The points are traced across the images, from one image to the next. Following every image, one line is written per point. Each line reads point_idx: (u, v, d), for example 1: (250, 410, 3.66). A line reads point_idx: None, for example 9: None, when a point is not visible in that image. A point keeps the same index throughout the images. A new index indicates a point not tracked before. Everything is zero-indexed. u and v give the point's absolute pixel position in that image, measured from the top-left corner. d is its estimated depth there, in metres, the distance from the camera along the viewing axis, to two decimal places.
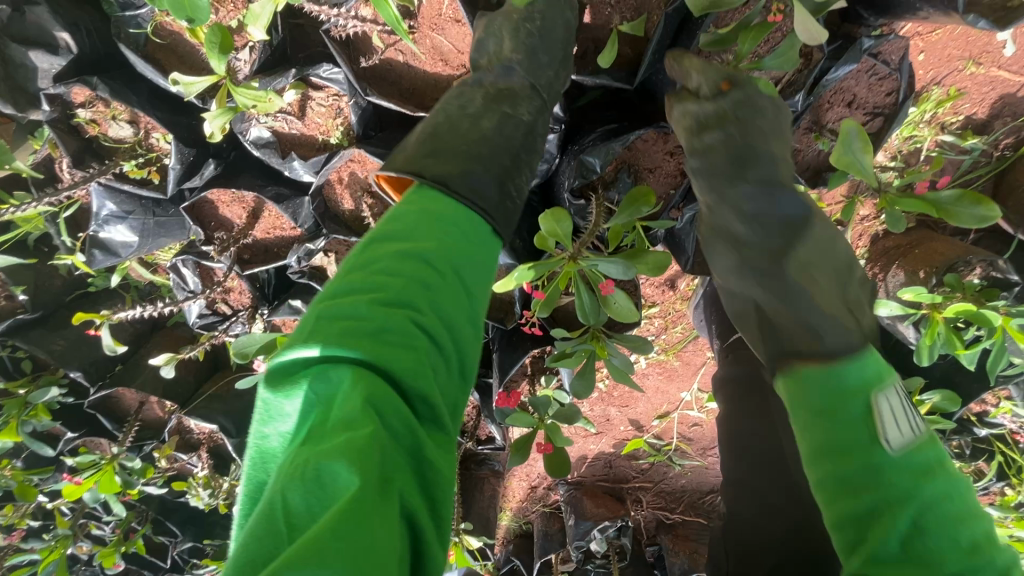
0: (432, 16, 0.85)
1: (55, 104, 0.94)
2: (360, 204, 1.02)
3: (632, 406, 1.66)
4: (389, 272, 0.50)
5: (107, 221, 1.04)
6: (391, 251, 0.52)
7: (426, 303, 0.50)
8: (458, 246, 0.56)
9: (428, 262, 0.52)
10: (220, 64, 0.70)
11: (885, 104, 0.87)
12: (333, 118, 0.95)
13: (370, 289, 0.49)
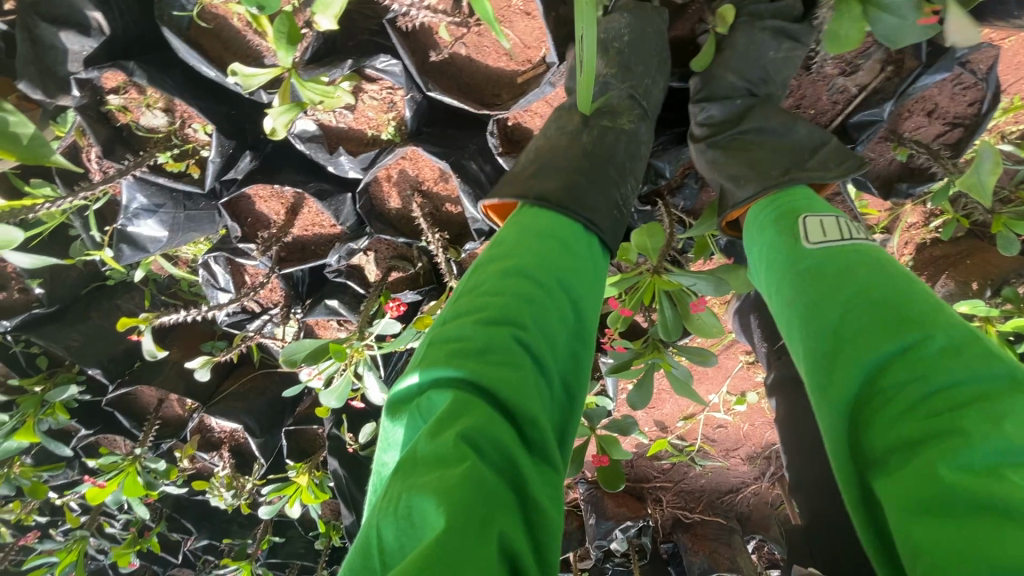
0: (501, 7, 0.80)
1: (85, 89, 0.87)
2: (409, 203, 0.97)
3: (657, 407, 1.64)
4: (490, 288, 0.49)
5: (136, 215, 0.98)
6: (500, 271, 0.50)
7: (528, 319, 0.47)
8: (554, 258, 0.52)
9: (530, 276, 0.50)
10: (287, 56, 0.66)
11: (968, 114, 0.84)
12: (385, 112, 0.90)
13: (476, 308, 0.47)
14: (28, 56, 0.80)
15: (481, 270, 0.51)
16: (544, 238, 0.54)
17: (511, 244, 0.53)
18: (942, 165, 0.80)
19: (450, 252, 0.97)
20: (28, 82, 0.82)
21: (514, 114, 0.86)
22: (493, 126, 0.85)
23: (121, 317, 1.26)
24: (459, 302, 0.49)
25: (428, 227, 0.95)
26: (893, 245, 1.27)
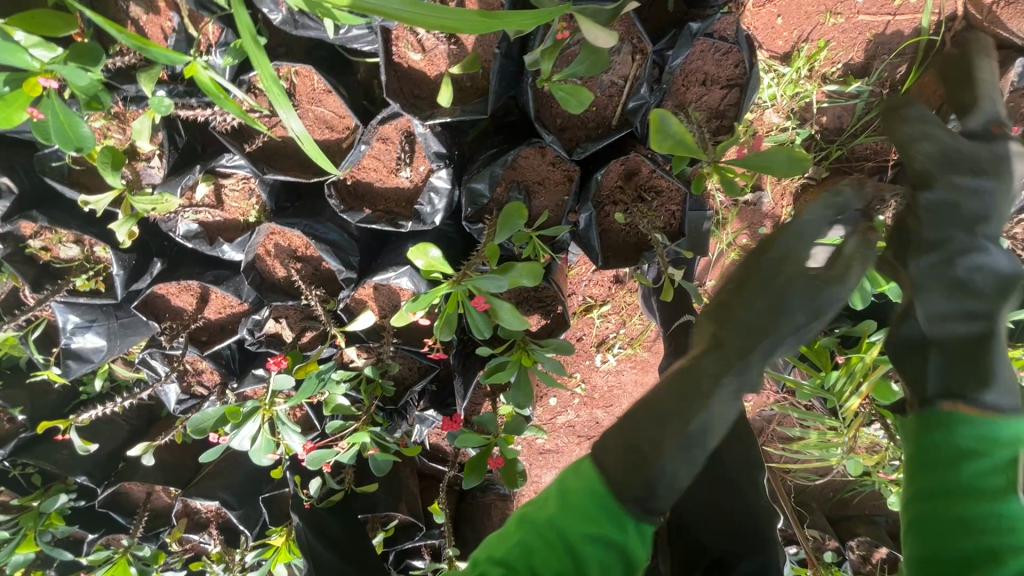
0: (306, 92, 0.94)
1: (8, 240, 1.06)
2: (289, 269, 1.09)
3: (616, 404, 1.67)
4: (517, 556, 0.57)
5: (75, 332, 1.14)
6: (527, 528, 0.59)
7: (589, 545, 0.58)
8: (640, 480, 0.61)
9: (606, 506, 0.59)
10: (115, 179, 0.79)
11: (737, 74, 0.92)
12: (247, 199, 1.04)
13: (542, 558, 0.57)
14: None
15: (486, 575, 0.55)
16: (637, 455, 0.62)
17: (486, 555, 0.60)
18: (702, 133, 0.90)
19: (330, 304, 1.09)
20: None
21: (347, 174, 0.99)
22: (330, 189, 0.98)
23: (42, 423, 1.33)
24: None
25: (306, 286, 1.07)
26: (772, 200, 1.32)
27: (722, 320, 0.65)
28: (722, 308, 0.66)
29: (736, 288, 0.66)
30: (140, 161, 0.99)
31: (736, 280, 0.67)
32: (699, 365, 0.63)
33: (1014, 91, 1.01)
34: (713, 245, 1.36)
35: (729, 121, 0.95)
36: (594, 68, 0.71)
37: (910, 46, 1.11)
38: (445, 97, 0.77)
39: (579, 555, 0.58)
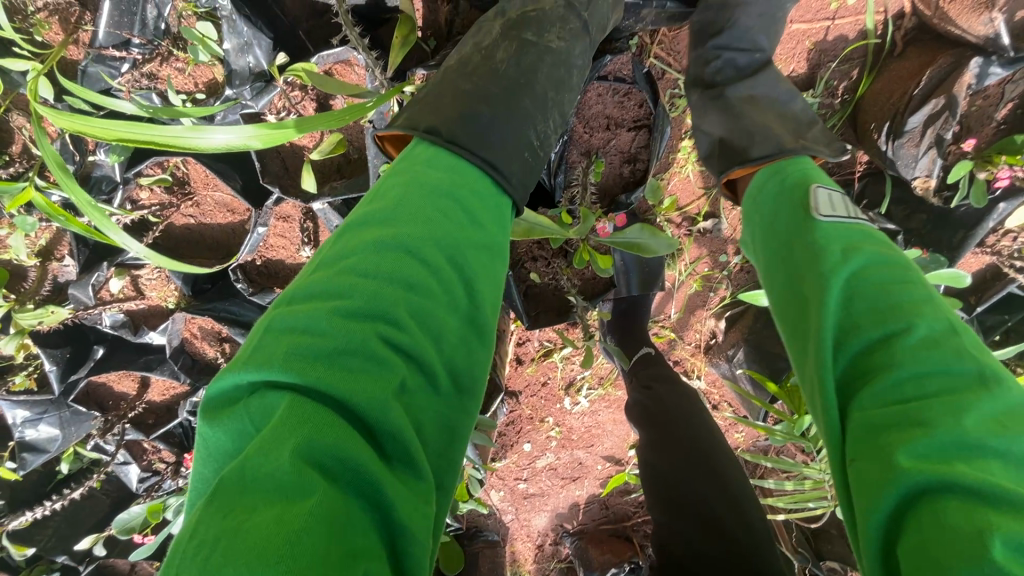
0: (197, 179, 0.91)
1: None
2: (215, 351, 1.09)
3: (598, 444, 1.56)
4: (316, 332, 0.41)
5: (26, 425, 1.11)
6: (335, 307, 0.43)
7: (413, 308, 0.45)
8: (477, 226, 0.52)
9: (421, 255, 0.47)
10: None
11: (643, 114, 0.85)
12: (165, 286, 1.03)
13: (363, 358, 0.41)
14: None
15: (246, 521, 0.33)
16: (456, 167, 0.55)
17: (254, 422, 0.39)
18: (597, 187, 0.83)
19: None
20: None
21: (253, 256, 0.96)
22: (236, 273, 0.94)
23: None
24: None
25: None
26: (729, 226, 1.20)
27: (468, 122, 0.60)
28: (463, 106, 0.61)
29: (494, 108, 0.63)
30: (54, 261, 0.98)
31: (471, 88, 0.65)
32: (461, 124, 0.59)
33: (977, 95, 0.89)
34: (671, 277, 1.26)
35: (642, 164, 0.87)
36: None
37: (856, 50, 1.00)
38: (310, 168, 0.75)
39: (402, 329, 0.44)
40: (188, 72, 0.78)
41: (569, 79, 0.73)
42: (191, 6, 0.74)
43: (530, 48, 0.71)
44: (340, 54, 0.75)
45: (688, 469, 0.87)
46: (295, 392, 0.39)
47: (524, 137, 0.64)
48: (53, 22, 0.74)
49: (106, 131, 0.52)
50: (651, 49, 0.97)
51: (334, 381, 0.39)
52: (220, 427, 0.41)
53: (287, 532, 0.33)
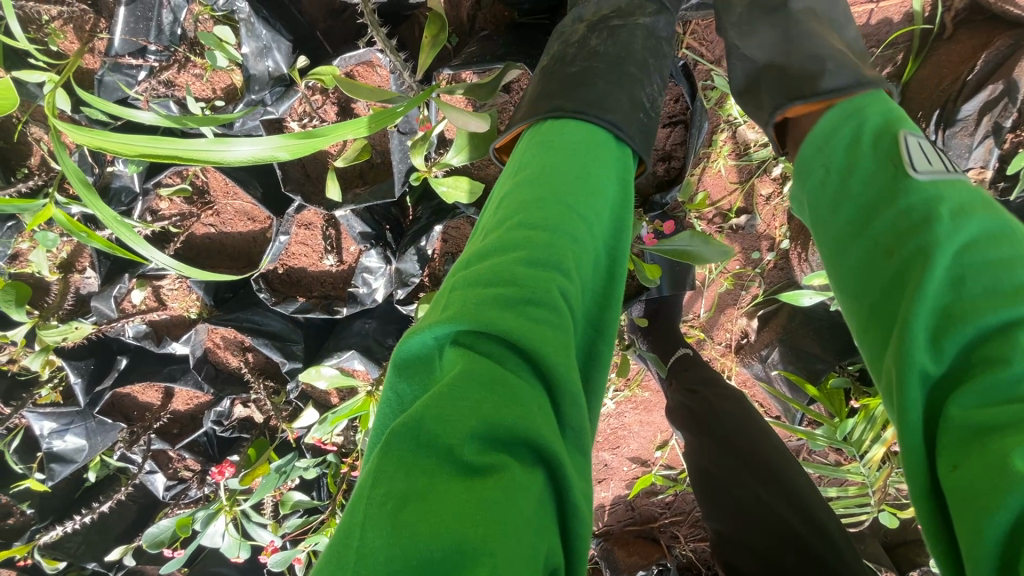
0: (216, 188, 0.89)
1: None
2: (240, 359, 1.07)
3: (623, 445, 1.53)
4: (494, 284, 0.39)
5: (53, 437, 1.11)
6: (511, 259, 0.41)
7: (572, 262, 0.43)
8: (613, 194, 0.50)
9: (572, 210, 0.46)
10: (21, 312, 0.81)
11: (679, 109, 0.81)
12: (187, 296, 1.02)
13: (541, 310, 0.39)
14: None
15: (439, 474, 0.32)
16: (594, 140, 0.52)
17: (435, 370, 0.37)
18: None
19: (278, 395, 1.06)
20: None
21: (275, 265, 0.93)
22: (258, 283, 0.92)
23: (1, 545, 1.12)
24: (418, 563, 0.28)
25: (253, 377, 1.06)
26: (763, 222, 1.15)
27: (590, 102, 0.56)
28: (585, 82, 0.59)
29: (605, 81, 0.59)
30: (76, 273, 0.97)
31: (581, 70, 0.61)
32: (584, 100, 0.56)
33: None
34: (700, 275, 1.22)
35: (677, 161, 0.84)
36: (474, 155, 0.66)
37: (902, 35, 0.94)
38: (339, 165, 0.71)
39: (569, 281, 0.42)
40: (207, 77, 0.76)
41: (661, 49, 0.69)
42: (208, 10, 0.71)
43: (622, 31, 0.67)
44: (363, 55, 0.72)
45: (738, 469, 0.85)
46: (471, 343, 0.37)
47: (635, 99, 0.59)
48: (69, 31, 0.72)
49: (125, 148, 0.49)
50: (684, 40, 0.94)
51: (516, 332, 0.37)
52: (400, 379, 0.39)
53: (484, 490, 0.31)
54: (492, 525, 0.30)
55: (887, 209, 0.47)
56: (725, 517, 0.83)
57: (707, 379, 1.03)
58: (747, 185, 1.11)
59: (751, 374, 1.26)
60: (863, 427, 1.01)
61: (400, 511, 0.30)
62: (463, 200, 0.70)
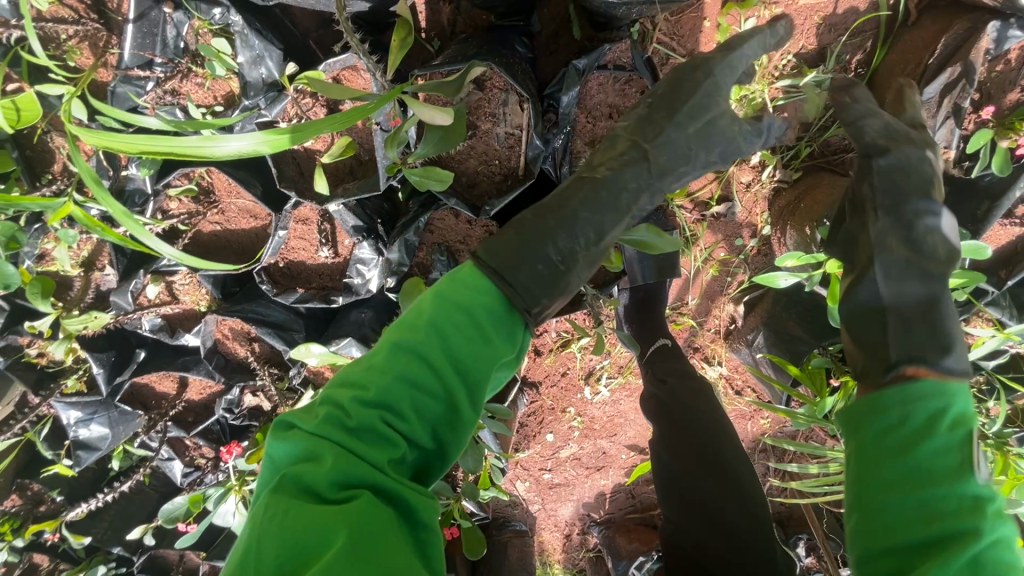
0: (220, 189, 0.96)
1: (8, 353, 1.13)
2: (247, 350, 1.14)
3: (621, 433, 1.56)
4: (347, 409, 0.50)
5: (79, 425, 1.20)
6: (353, 392, 0.51)
7: (411, 405, 0.52)
8: (487, 350, 0.56)
9: (426, 360, 0.53)
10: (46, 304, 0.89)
11: (645, 101, 0.86)
12: (197, 290, 1.09)
13: (371, 440, 0.50)
14: None
15: (300, 515, 0.44)
16: (484, 288, 0.58)
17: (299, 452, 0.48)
18: None
19: (282, 381, 1.14)
20: None
21: (276, 258, 1.00)
22: (259, 275, 0.99)
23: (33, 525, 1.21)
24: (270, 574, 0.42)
25: (259, 366, 1.13)
26: (743, 209, 1.18)
27: (515, 252, 0.60)
28: (542, 237, 0.61)
29: (537, 238, 0.61)
30: (96, 271, 1.05)
31: (532, 209, 0.64)
32: (515, 267, 0.59)
33: (997, 60, 0.85)
34: (686, 264, 1.25)
35: None
36: (443, 147, 0.72)
37: (868, 23, 0.98)
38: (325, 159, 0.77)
39: (404, 420, 0.52)
40: (208, 86, 0.83)
41: (615, 204, 0.66)
42: (207, 23, 0.78)
43: (602, 187, 0.66)
44: (346, 60, 0.78)
45: (701, 465, 0.91)
46: (327, 441, 0.48)
47: (553, 259, 0.61)
48: (85, 47, 0.80)
49: (124, 144, 0.56)
50: (653, 35, 0.98)
51: (354, 445, 0.48)
52: (277, 446, 0.49)
53: (337, 539, 0.43)
54: (355, 550, 0.43)
55: (896, 399, 0.59)
56: (677, 499, 0.90)
57: (683, 373, 1.09)
58: (727, 174, 1.14)
59: (740, 359, 1.29)
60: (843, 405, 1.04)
61: (264, 544, 0.43)
62: (437, 189, 0.75)
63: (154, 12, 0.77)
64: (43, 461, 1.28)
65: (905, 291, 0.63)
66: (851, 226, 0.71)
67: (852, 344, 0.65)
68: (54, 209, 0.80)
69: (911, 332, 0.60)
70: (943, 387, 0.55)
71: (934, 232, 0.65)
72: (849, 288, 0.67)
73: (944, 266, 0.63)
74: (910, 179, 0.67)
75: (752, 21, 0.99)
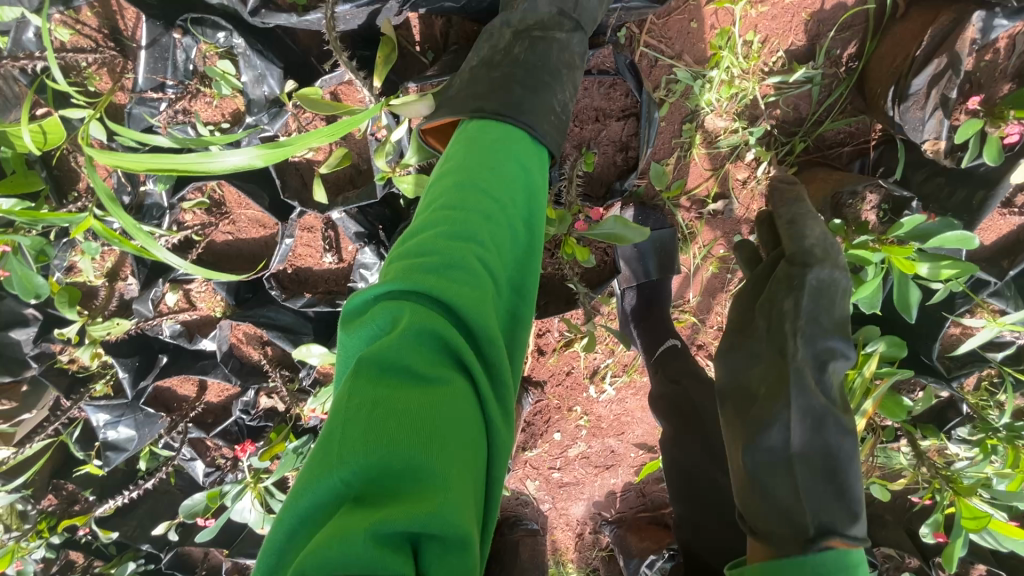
0: (232, 201, 1.02)
1: (42, 359, 1.21)
2: (261, 353, 1.20)
3: (628, 431, 1.56)
4: (424, 256, 0.49)
5: (108, 427, 1.27)
6: (431, 237, 0.51)
7: (488, 239, 0.52)
8: (527, 175, 0.61)
9: (488, 196, 0.55)
10: (72, 311, 0.95)
11: (630, 103, 0.88)
12: (213, 297, 1.15)
13: (458, 274, 0.48)
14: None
15: (399, 393, 0.42)
16: (507, 133, 0.63)
17: (378, 325, 0.47)
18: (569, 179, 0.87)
19: (293, 383, 1.19)
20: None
21: (284, 266, 1.05)
22: (269, 281, 1.04)
23: (66, 521, 1.28)
24: (383, 463, 0.39)
25: (271, 368, 1.18)
26: (740, 206, 1.18)
27: (506, 97, 0.67)
28: (529, 107, 0.67)
29: (529, 89, 0.69)
30: (120, 281, 1.12)
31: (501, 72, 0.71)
32: (508, 105, 0.66)
33: (986, 49, 0.86)
34: (685, 262, 1.26)
35: (634, 151, 0.91)
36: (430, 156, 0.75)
37: (855, 18, 0.99)
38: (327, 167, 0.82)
39: (486, 253, 0.51)
40: (215, 104, 0.88)
41: (572, 60, 0.77)
42: (212, 46, 0.83)
43: (543, 42, 0.75)
44: (338, 76, 0.83)
45: (702, 458, 0.97)
46: (410, 300, 0.46)
47: (550, 104, 0.70)
48: (103, 73, 0.86)
49: (134, 163, 0.60)
50: (640, 38, 1.01)
51: (442, 290, 0.47)
52: (354, 331, 0.48)
53: (429, 404, 0.42)
54: (437, 454, 0.40)
55: (793, 483, 0.70)
56: (688, 501, 0.95)
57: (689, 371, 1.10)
58: (722, 171, 1.15)
59: None
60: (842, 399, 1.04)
61: (354, 427, 0.40)
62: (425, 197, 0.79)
63: (165, 38, 0.82)
64: (76, 462, 1.35)
65: (811, 442, 0.73)
66: (761, 346, 0.81)
67: (759, 495, 0.72)
68: (77, 225, 0.86)
69: (816, 487, 0.70)
70: (847, 564, 0.64)
71: (837, 372, 0.78)
72: (754, 436, 0.74)
73: (842, 409, 0.77)
74: (835, 292, 0.80)
75: (739, 21, 1.00)
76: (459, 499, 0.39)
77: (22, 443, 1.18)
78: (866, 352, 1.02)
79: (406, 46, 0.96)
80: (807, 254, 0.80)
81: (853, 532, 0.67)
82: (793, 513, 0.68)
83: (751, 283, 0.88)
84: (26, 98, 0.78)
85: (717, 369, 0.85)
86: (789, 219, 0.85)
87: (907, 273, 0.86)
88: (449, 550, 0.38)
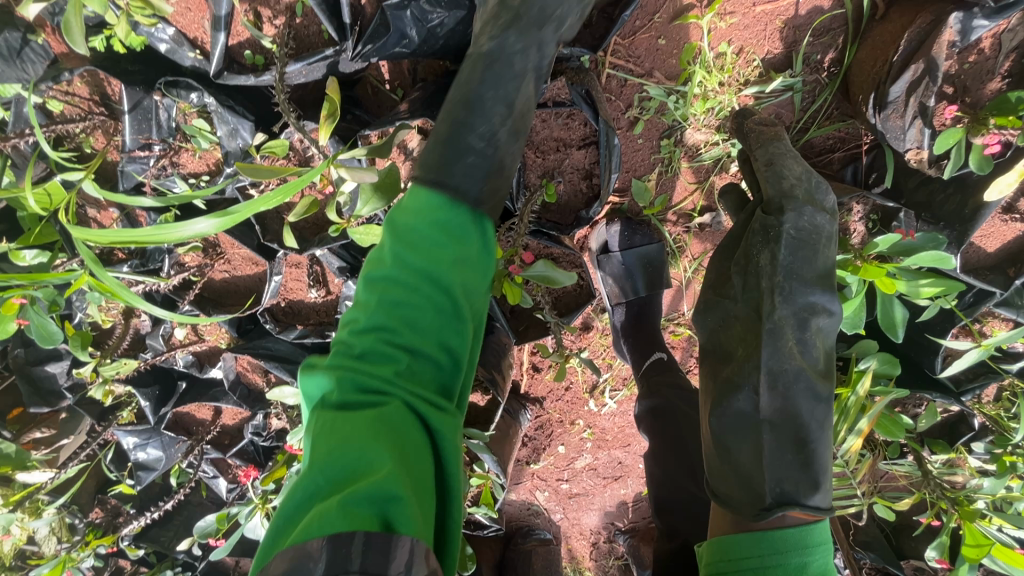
0: (228, 242, 1.08)
1: (75, 390, 1.30)
2: (266, 378, 1.27)
3: (634, 442, 1.54)
4: (358, 319, 0.59)
5: (138, 448, 1.37)
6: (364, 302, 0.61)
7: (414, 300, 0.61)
8: (454, 250, 0.61)
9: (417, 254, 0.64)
10: (84, 353, 1.05)
11: (589, 131, 0.93)
12: (219, 330, 1.23)
13: (383, 334, 0.58)
14: (31, 391, 1.24)
15: (346, 415, 0.52)
16: (432, 205, 0.63)
17: (321, 376, 0.56)
18: (529, 207, 0.89)
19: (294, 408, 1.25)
20: (37, 403, 1.26)
21: (277, 300, 1.11)
22: (262, 315, 1.09)
23: (104, 536, 1.38)
24: (337, 471, 0.48)
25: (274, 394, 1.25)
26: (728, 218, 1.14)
27: (463, 107, 0.70)
28: (458, 129, 0.69)
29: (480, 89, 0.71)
30: (135, 317, 1.21)
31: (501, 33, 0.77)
32: (446, 141, 0.68)
33: (969, 51, 0.82)
34: (676, 276, 1.23)
35: (598, 177, 0.95)
36: (378, 202, 0.78)
37: (830, 23, 0.95)
38: (296, 212, 0.85)
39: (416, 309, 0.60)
40: (198, 157, 0.94)
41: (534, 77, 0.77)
42: (188, 106, 0.88)
43: (495, 61, 0.72)
44: (292, 133, 0.88)
45: (680, 475, 0.98)
46: (339, 367, 0.56)
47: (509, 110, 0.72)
48: (98, 135, 0.94)
49: (103, 236, 0.69)
50: (606, 61, 1.00)
51: (365, 347, 0.57)
52: (306, 381, 0.57)
53: (370, 417, 0.52)
54: (384, 445, 0.50)
55: (756, 448, 0.73)
56: (667, 518, 0.96)
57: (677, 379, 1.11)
58: (706, 185, 1.11)
59: None
60: (838, 420, 0.97)
61: (316, 447, 0.50)
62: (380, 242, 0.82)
63: (147, 101, 0.88)
64: (113, 480, 1.46)
65: (782, 409, 0.74)
66: (736, 305, 0.80)
67: (724, 461, 0.76)
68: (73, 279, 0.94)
69: (782, 457, 0.72)
70: (804, 539, 0.68)
71: (821, 331, 0.77)
72: (723, 399, 0.76)
73: (822, 376, 0.77)
74: (818, 241, 0.78)
75: (707, 35, 0.97)
76: (401, 477, 0.49)
77: (62, 466, 1.28)
78: (860, 369, 0.97)
79: (377, 85, 0.94)
80: (785, 196, 0.79)
81: (813, 501, 0.71)
82: (755, 482, 0.72)
83: (732, 233, 0.88)
84: (29, 165, 0.84)
85: (696, 328, 0.87)
86: (767, 160, 0.85)
87: (886, 295, 0.82)
88: (406, 514, 0.47)
